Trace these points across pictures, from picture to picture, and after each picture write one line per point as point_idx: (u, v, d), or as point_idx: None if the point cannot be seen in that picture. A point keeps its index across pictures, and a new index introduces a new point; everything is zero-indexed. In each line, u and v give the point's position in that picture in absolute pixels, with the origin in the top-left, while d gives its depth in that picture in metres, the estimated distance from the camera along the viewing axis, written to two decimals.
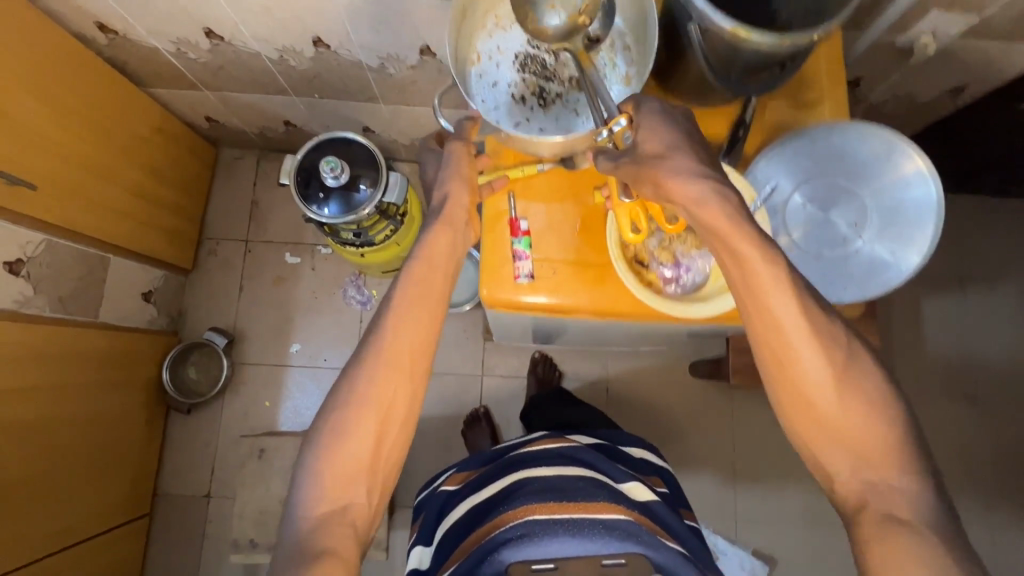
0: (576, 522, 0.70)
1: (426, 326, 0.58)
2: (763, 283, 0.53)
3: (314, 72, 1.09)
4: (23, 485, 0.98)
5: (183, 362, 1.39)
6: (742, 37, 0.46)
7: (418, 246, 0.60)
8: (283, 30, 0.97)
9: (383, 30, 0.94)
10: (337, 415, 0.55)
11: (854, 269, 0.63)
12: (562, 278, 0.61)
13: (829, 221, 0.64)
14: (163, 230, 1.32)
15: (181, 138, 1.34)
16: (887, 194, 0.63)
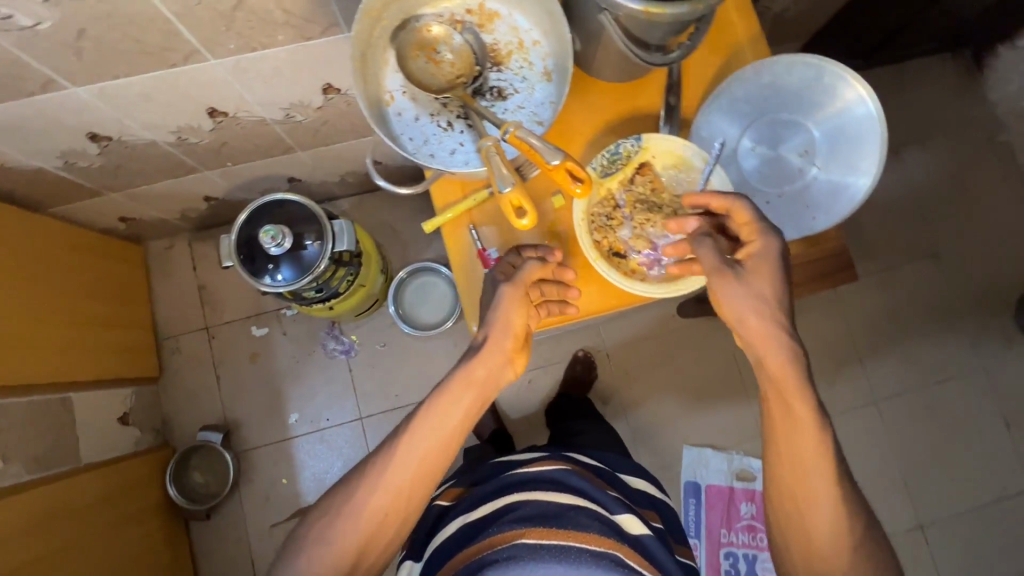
0: (563, 549, 0.69)
1: (430, 460, 0.60)
2: (785, 382, 0.57)
3: (221, 142, 1.02)
4: None
5: (185, 470, 1.33)
6: (656, 12, 0.46)
7: (447, 378, 0.61)
8: (172, 111, 0.89)
9: (278, 82, 0.88)
10: (331, 519, 0.59)
11: (819, 196, 0.66)
12: (544, 296, 0.65)
13: (781, 157, 0.67)
14: (116, 348, 1.24)
15: (102, 248, 1.25)
16: (831, 119, 0.65)
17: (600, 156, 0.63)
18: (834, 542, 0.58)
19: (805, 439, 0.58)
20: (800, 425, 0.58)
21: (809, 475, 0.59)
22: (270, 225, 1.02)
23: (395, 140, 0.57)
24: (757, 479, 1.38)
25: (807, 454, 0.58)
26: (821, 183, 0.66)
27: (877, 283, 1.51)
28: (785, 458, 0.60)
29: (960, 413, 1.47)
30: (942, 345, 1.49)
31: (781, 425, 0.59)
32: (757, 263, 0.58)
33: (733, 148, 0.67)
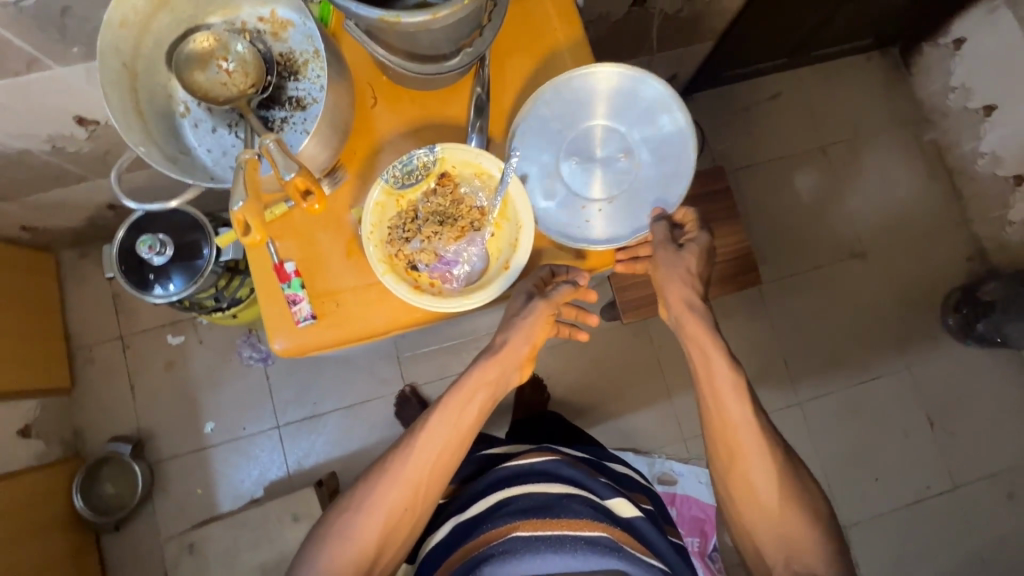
0: (559, 539, 0.74)
1: (442, 456, 0.71)
2: (700, 339, 0.71)
3: (102, 150, 1.00)
4: None
5: (96, 482, 1.31)
6: (393, 21, 0.49)
7: (462, 382, 0.73)
8: (36, 119, 0.88)
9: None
10: (357, 514, 0.69)
11: (652, 178, 0.73)
12: (340, 310, 0.65)
13: (605, 162, 0.73)
14: (21, 359, 1.22)
15: (2, 257, 1.23)
16: (611, 113, 0.73)
17: (395, 168, 0.65)
18: (769, 489, 0.68)
19: (728, 399, 0.69)
20: (715, 379, 0.70)
21: (739, 432, 0.69)
22: (148, 234, 1.00)
23: (187, 149, 0.64)
24: (678, 482, 1.37)
25: (733, 398, 0.69)
26: (647, 162, 0.73)
27: (802, 284, 1.50)
28: (719, 417, 0.70)
29: (885, 413, 1.46)
30: (866, 345, 1.48)
31: (711, 380, 0.70)
32: (694, 249, 0.71)
33: (557, 178, 0.73)
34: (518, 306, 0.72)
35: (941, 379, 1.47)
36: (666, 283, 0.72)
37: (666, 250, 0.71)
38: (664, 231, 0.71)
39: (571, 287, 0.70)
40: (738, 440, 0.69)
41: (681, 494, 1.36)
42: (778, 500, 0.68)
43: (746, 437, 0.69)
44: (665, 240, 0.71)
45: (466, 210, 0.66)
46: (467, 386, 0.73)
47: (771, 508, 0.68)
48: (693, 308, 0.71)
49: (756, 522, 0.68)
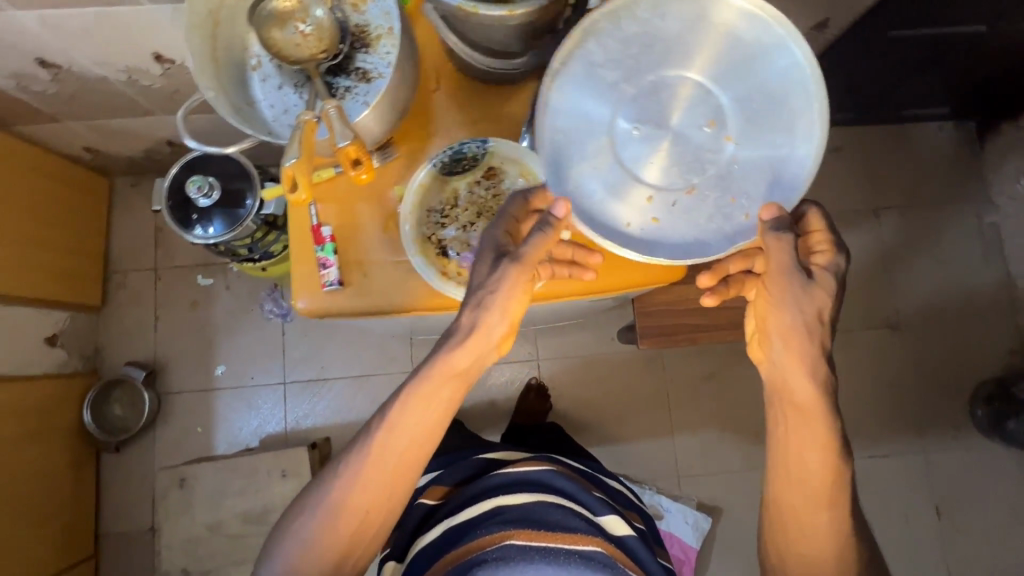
0: (551, 551, 0.76)
1: (404, 451, 0.64)
2: (795, 341, 0.60)
3: (172, 88, 1.05)
4: None
5: (106, 400, 1.36)
6: (470, 11, 0.50)
7: (425, 370, 0.63)
8: (117, 49, 0.92)
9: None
10: (316, 514, 0.64)
11: (734, 162, 0.64)
12: (366, 282, 0.68)
13: (683, 134, 0.64)
14: (60, 272, 1.28)
15: (63, 174, 1.29)
16: (716, 70, 0.64)
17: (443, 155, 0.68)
18: (818, 513, 0.61)
19: (807, 413, 0.61)
20: (803, 411, 0.61)
21: (805, 444, 0.61)
22: (200, 176, 1.04)
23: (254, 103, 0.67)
24: (664, 518, 1.34)
25: (807, 430, 0.61)
26: (737, 139, 0.64)
27: (829, 345, 1.46)
28: (785, 419, 0.62)
29: (891, 492, 1.41)
30: (884, 419, 1.43)
31: (793, 411, 0.61)
32: (826, 283, 0.61)
33: (614, 142, 0.65)
34: (484, 273, 0.62)
35: (956, 470, 1.41)
36: (782, 312, 0.61)
37: (788, 269, 0.59)
38: (790, 245, 0.59)
39: (547, 232, 0.61)
40: (801, 472, 0.61)
41: (665, 530, 1.34)
42: (831, 549, 0.61)
43: (810, 450, 0.61)
44: (784, 263, 0.59)
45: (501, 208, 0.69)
46: (436, 371, 0.62)
47: (818, 536, 0.61)
48: (809, 339, 0.60)
49: (782, 533, 0.63)
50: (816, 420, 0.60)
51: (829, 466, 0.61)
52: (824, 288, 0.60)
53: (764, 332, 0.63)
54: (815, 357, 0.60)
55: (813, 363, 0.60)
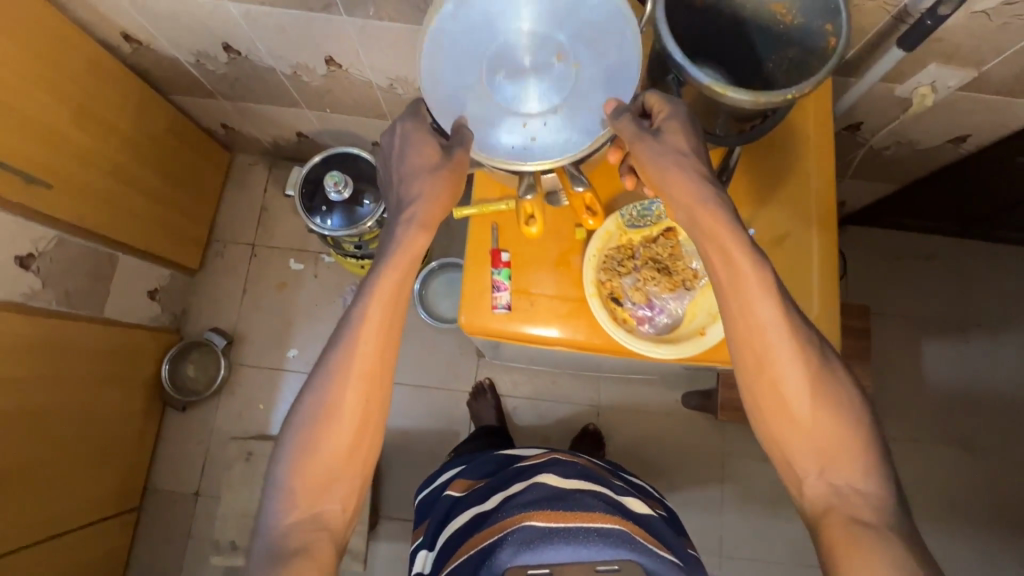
0: (573, 531, 0.69)
1: (387, 337, 0.61)
2: (713, 227, 0.56)
3: (326, 88, 1.12)
4: (22, 470, 1.02)
5: (183, 360, 1.42)
6: (718, 92, 0.51)
7: (388, 254, 0.61)
8: (297, 48, 1.00)
9: (392, 55, 0.97)
10: (306, 423, 0.59)
11: (594, 91, 0.59)
12: (536, 312, 0.66)
13: (541, 67, 0.57)
14: (174, 233, 1.36)
15: (198, 144, 1.38)
16: (538, 20, 0.55)
17: (633, 207, 0.67)
18: (800, 393, 0.56)
19: (750, 293, 0.55)
20: (732, 282, 0.56)
21: (759, 322, 0.55)
22: (338, 172, 1.10)
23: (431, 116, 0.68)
24: None
25: (746, 302, 0.55)
26: (586, 62, 0.58)
27: (897, 452, 1.42)
28: (736, 312, 0.57)
29: None
30: (944, 541, 1.37)
31: (726, 285, 0.57)
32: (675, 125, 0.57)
33: (486, 90, 0.58)
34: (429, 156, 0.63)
35: None
36: (662, 176, 0.57)
37: (646, 146, 0.56)
38: (635, 126, 0.57)
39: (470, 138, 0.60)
40: (766, 346, 0.56)
41: None
42: (820, 416, 0.55)
43: (776, 344, 0.55)
44: (638, 138, 0.57)
45: (682, 266, 0.67)
46: (397, 260, 0.60)
47: (808, 424, 0.55)
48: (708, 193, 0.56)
49: (797, 445, 0.56)
50: (763, 300, 0.55)
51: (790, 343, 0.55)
52: (676, 134, 0.57)
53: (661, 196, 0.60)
54: (714, 207, 0.56)
55: (721, 211, 0.56)
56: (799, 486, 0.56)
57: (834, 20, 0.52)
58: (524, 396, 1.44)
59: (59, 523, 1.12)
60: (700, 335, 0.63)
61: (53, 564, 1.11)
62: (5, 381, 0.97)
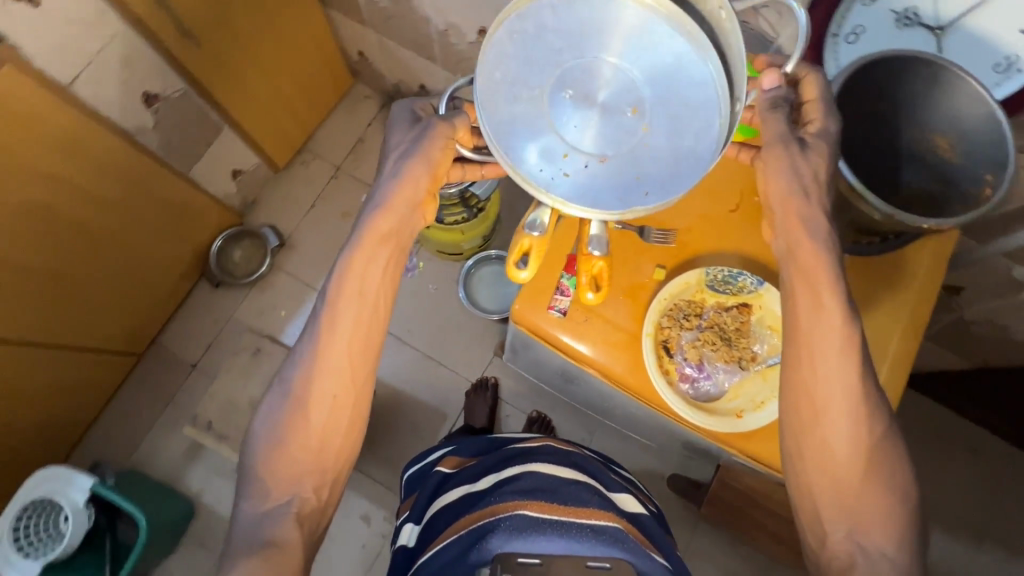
0: (566, 524, 0.70)
1: (361, 326, 0.60)
2: (812, 267, 0.55)
3: (468, 55, 1.16)
4: (68, 276, 1.09)
5: (234, 243, 1.47)
6: (858, 194, 0.56)
7: (356, 237, 0.60)
8: (460, 9, 1.04)
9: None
10: (280, 417, 0.59)
11: (666, 154, 0.48)
12: (589, 328, 0.66)
13: (608, 104, 0.47)
14: (276, 129, 1.42)
15: (332, 60, 1.45)
16: (625, 50, 0.46)
17: (721, 270, 0.66)
18: (847, 455, 0.54)
19: (824, 344, 0.54)
20: (814, 334, 0.54)
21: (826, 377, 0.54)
22: None
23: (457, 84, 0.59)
24: None
25: (823, 355, 0.54)
26: (663, 125, 0.47)
27: None
28: (805, 357, 0.55)
29: None
30: None
31: (803, 326, 0.55)
32: (821, 142, 0.55)
33: (543, 105, 0.47)
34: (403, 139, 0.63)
35: None
36: (780, 196, 0.56)
37: (785, 151, 0.54)
38: (784, 125, 0.54)
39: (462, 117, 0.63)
40: (824, 401, 0.54)
41: None
42: (863, 482, 0.54)
43: (837, 400, 0.54)
44: (777, 143, 0.55)
45: (744, 345, 0.66)
46: (371, 243, 0.60)
47: (847, 483, 0.54)
48: (822, 234, 0.55)
49: (834, 505, 0.54)
50: (839, 354, 0.54)
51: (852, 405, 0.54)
52: (823, 152, 0.54)
53: (771, 220, 0.58)
54: (823, 247, 0.55)
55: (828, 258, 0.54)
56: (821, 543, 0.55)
57: (1002, 172, 0.56)
58: (521, 409, 1.43)
59: (73, 338, 1.18)
60: (734, 418, 0.63)
61: (48, 372, 1.15)
62: (87, 195, 1.03)
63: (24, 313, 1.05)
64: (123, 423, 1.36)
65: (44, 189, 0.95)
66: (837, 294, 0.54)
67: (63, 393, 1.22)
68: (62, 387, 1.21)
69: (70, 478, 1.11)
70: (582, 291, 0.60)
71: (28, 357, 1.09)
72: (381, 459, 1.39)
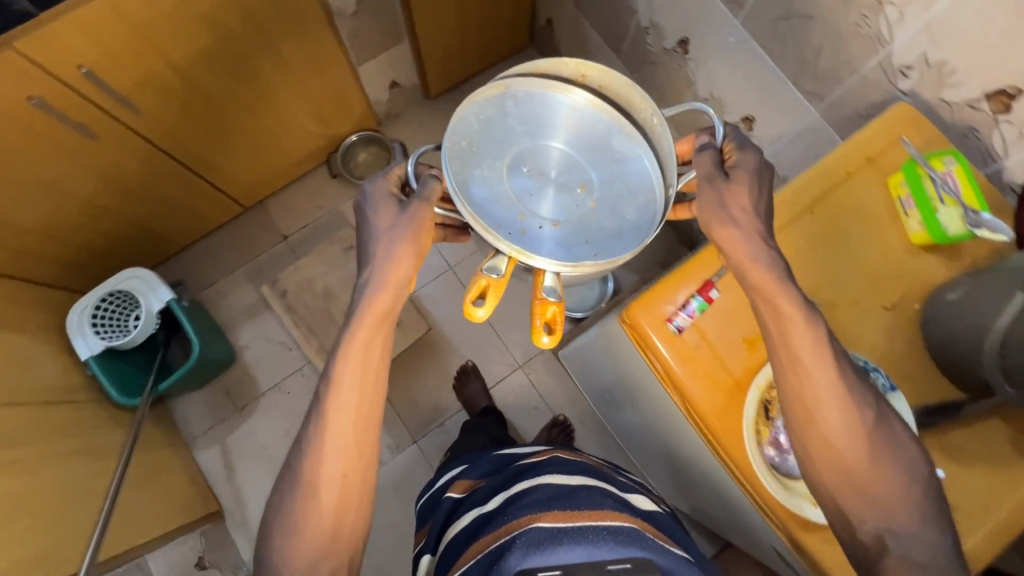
0: (581, 530, 0.67)
1: (365, 390, 0.68)
2: (765, 286, 0.55)
3: (656, 60, 1.14)
4: (226, 111, 1.13)
5: (363, 146, 1.53)
6: None
7: (355, 322, 0.68)
8: (672, 13, 1.02)
9: (735, 80, 0.97)
10: (295, 500, 0.67)
11: (606, 224, 0.67)
12: (698, 359, 0.65)
13: (561, 182, 0.67)
14: (445, 61, 1.46)
15: (520, 16, 1.47)
16: (572, 140, 0.66)
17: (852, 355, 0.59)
18: (848, 434, 0.53)
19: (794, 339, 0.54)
20: (780, 327, 0.55)
21: (811, 371, 0.54)
22: None
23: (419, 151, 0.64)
24: None
25: (797, 350, 0.54)
26: (603, 203, 0.67)
27: None
28: (783, 353, 0.56)
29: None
30: None
31: (780, 337, 0.55)
32: (743, 173, 0.57)
33: (509, 175, 0.67)
34: (389, 215, 0.70)
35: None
36: (717, 223, 0.57)
37: (713, 188, 0.56)
38: (709, 158, 0.58)
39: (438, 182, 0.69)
40: (811, 391, 0.54)
41: None
42: (875, 463, 0.53)
43: (823, 389, 0.54)
44: (705, 176, 0.58)
45: None
46: (364, 327, 0.68)
47: (858, 462, 0.53)
48: (761, 250, 0.56)
49: (847, 491, 0.53)
50: (813, 344, 0.54)
51: (834, 393, 0.54)
52: (744, 182, 0.56)
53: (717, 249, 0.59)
54: (765, 262, 0.55)
55: (777, 281, 0.55)
56: (849, 529, 0.54)
57: None
58: (551, 407, 1.43)
59: (203, 166, 1.23)
60: (806, 503, 0.61)
61: (171, 186, 1.21)
62: (274, 47, 1.08)
63: (179, 130, 1.09)
64: (208, 261, 1.46)
65: (247, 29, 1.00)
66: (795, 297, 0.55)
67: (155, 212, 1.25)
68: (176, 207, 1.28)
69: (153, 286, 1.21)
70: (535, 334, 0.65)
71: (163, 165, 1.14)
72: (408, 393, 1.43)
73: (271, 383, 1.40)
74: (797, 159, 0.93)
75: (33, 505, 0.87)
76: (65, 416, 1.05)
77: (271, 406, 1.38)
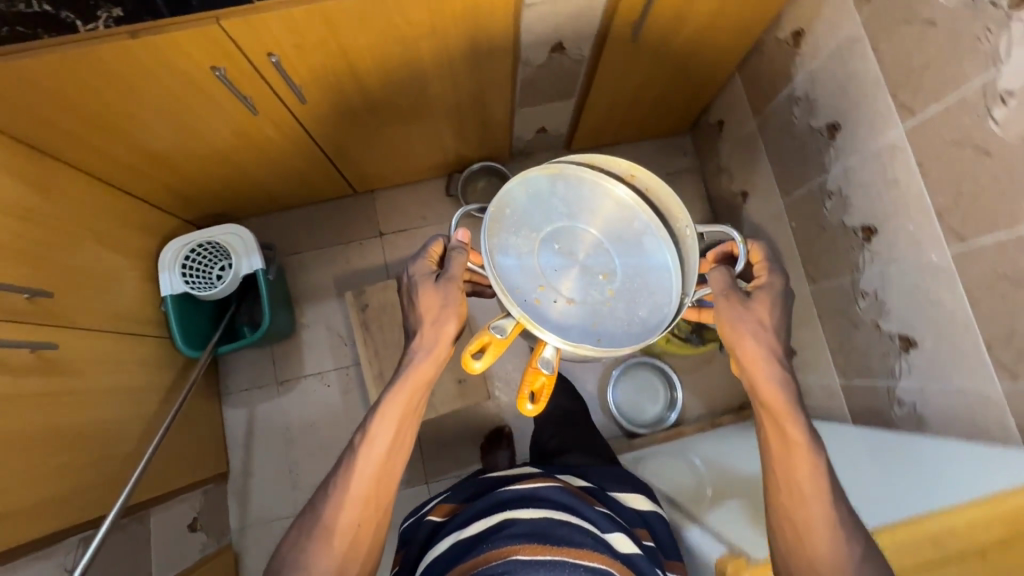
0: (559, 564, 0.69)
1: (393, 441, 0.75)
2: (773, 405, 0.67)
3: (827, 224, 1.05)
4: (377, 114, 1.10)
5: (485, 174, 1.49)
6: None
7: (399, 383, 0.76)
8: (872, 196, 0.93)
9: (912, 296, 0.88)
10: (307, 545, 0.71)
11: (619, 315, 0.75)
12: None
13: (586, 264, 0.77)
14: (603, 125, 1.40)
15: (694, 107, 1.38)
16: (602, 226, 0.78)
17: None
18: (830, 551, 0.62)
19: (795, 450, 0.66)
20: (779, 441, 0.67)
21: (808, 493, 0.65)
22: None
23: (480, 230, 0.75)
24: None
25: (795, 470, 0.66)
26: (620, 291, 0.77)
27: None
28: (780, 467, 0.67)
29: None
30: None
31: (786, 467, 0.66)
32: (761, 299, 0.70)
33: (542, 247, 0.77)
34: (426, 283, 0.79)
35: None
36: (737, 339, 0.69)
37: (733, 308, 0.69)
38: (731, 287, 0.70)
39: (461, 253, 0.80)
40: (806, 496, 0.65)
41: None
42: None
43: (812, 511, 0.64)
44: (726, 293, 0.70)
45: None
46: (404, 386, 0.76)
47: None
48: (777, 370, 0.68)
49: None
50: (809, 471, 0.65)
51: (825, 509, 0.64)
52: (765, 306, 0.70)
53: (735, 365, 0.71)
54: (779, 384, 0.68)
55: (778, 383, 0.68)
56: None
57: None
58: None
59: (335, 151, 1.21)
60: None
61: (299, 158, 1.20)
62: (450, 73, 1.04)
63: (328, 119, 1.07)
64: (301, 226, 1.46)
65: (433, 53, 0.96)
66: (802, 423, 0.67)
67: (263, 171, 1.21)
68: (296, 175, 1.28)
69: (249, 250, 1.23)
70: (520, 399, 0.69)
71: (299, 141, 1.12)
72: (435, 430, 1.40)
73: (316, 368, 1.40)
74: (947, 410, 0.85)
75: (70, 439, 0.88)
76: (126, 347, 1.07)
77: (308, 390, 1.38)
